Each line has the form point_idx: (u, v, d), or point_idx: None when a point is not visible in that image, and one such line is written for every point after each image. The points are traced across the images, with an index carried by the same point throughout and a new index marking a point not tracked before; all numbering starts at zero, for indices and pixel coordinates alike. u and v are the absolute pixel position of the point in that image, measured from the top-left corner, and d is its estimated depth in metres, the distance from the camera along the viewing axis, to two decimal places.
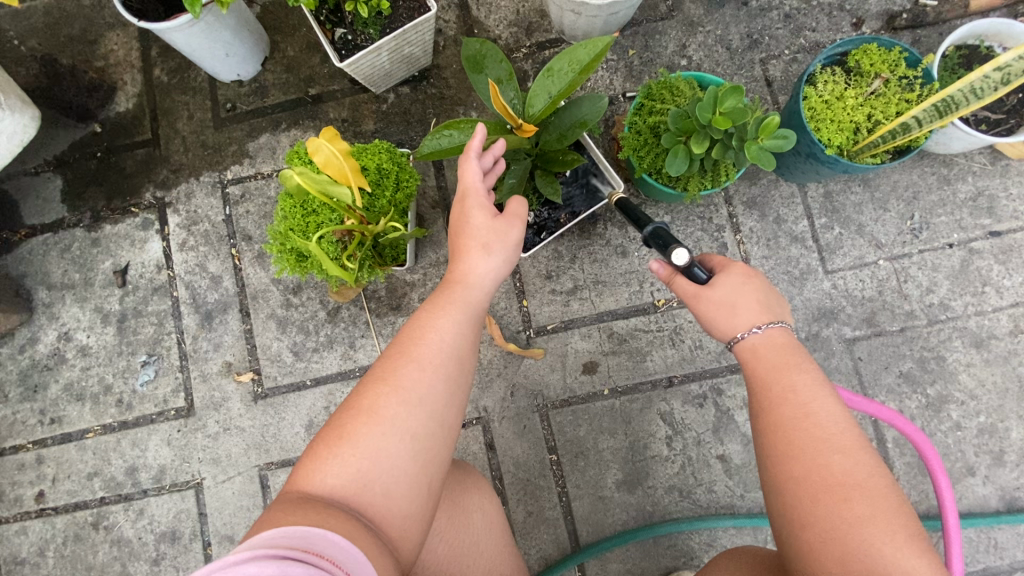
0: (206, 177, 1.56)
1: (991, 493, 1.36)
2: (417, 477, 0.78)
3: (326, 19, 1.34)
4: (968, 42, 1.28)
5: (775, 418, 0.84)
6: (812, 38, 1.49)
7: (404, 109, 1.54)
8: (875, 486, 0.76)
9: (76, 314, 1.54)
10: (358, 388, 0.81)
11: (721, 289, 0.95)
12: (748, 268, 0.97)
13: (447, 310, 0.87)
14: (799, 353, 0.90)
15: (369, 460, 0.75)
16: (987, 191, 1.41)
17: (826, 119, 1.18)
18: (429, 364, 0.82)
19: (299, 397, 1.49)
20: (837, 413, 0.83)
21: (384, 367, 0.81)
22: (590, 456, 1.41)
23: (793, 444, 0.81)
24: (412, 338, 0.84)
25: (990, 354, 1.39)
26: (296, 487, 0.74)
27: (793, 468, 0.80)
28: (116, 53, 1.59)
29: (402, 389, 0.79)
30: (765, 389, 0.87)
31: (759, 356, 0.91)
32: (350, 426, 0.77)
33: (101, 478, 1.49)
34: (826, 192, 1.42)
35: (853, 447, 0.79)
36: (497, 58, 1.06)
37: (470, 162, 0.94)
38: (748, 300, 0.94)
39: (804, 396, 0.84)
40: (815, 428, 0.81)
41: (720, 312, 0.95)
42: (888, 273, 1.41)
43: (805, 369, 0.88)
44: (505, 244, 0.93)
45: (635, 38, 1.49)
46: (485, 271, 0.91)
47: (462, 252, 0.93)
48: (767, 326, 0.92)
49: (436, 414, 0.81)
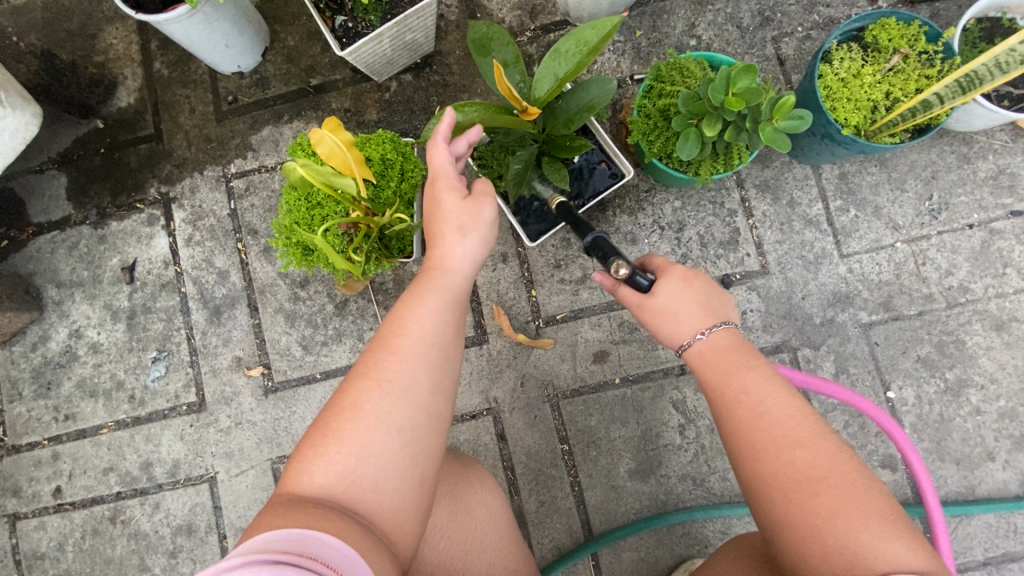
0: (210, 171, 1.55)
1: (1011, 478, 1.33)
2: (408, 470, 0.77)
3: (326, 6, 1.31)
4: (990, 14, 1.23)
5: (735, 422, 0.83)
6: (826, 13, 1.44)
7: (407, 98, 1.52)
8: (840, 475, 0.75)
9: (86, 311, 1.55)
10: (341, 386, 0.80)
11: (662, 298, 0.94)
12: (688, 270, 0.95)
13: (426, 300, 0.86)
14: (747, 350, 0.90)
15: (354, 457, 0.75)
16: (1009, 169, 1.36)
17: (842, 98, 1.14)
18: (411, 354, 0.81)
19: (309, 390, 1.49)
20: (789, 409, 0.81)
21: (367, 363, 0.80)
22: (601, 445, 1.40)
23: (753, 445, 0.80)
24: (392, 330, 0.83)
25: (1010, 337, 1.35)
26: (286, 490, 0.74)
27: (761, 467, 0.79)
28: (116, 47, 1.57)
29: (384, 382, 0.78)
30: (719, 397, 0.86)
31: (705, 359, 0.91)
32: (335, 425, 0.76)
33: (117, 473, 1.51)
34: (841, 174, 1.39)
35: (810, 439, 0.78)
36: (504, 40, 1.02)
37: (438, 145, 0.90)
38: (688, 306, 0.93)
39: (755, 395, 0.83)
40: (773, 426, 0.80)
41: (665, 321, 0.94)
42: (906, 255, 1.37)
43: (750, 365, 0.87)
44: (481, 223, 0.90)
45: (642, 19, 1.45)
46: (463, 255, 0.90)
47: (438, 238, 0.91)
48: (710, 330, 0.91)
49: (421, 404, 0.79)
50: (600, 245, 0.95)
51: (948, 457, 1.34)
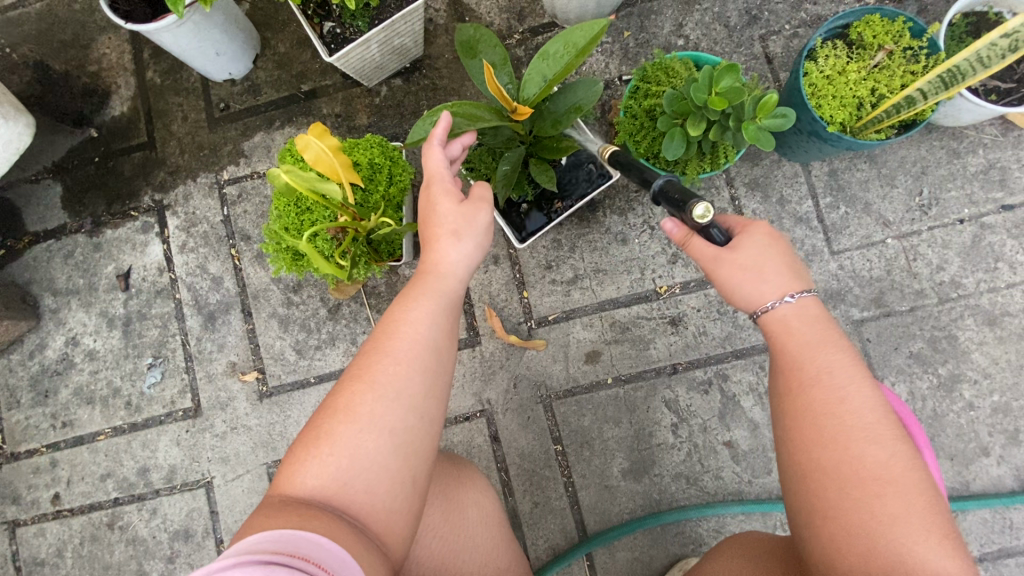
0: (203, 178, 1.56)
1: (1006, 474, 1.33)
2: (400, 472, 0.78)
3: (314, 13, 1.32)
4: (976, 9, 1.23)
5: (810, 401, 0.82)
6: (814, 11, 1.44)
7: (397, 102, 1.52)
8: (908, 481, 0.75)
9: (82, 319, 1.56)
10: (335, 388, 0.81)
11: (744, 254, 0.89)
12: (771, 229, 0.91)
13: (420, 302, 0.86)
14: (832, 329, 0.87)
15: (347, 459, 0.75)
16: (999, 163, 1.36)
17: (827, 95, 1.14)
18: (404, 356, 0.82)
19: (304, 394, 1.50)
20: (870, 402, 0.80)
21: (359, 365, 0.81)
22: (595, 445, 1.40)
23: (823, 433, 0.79)
24: (386, 332, 0.84)
25: (1003, 332, 1.35)
26: (279, 491, 0.75)
27: (821, 457, 0.79)
28: (109, 56, 1.58)
29: (378, 385, 0.79)
30: (794, 373, 0.85)
31: (790, 329, 0.87)
32: (327, 426, 0.77)
33: (114, 479, 1.52)
34: (831, 171, 1.39)
35: (886, 437, 0.77)
36: (491, 43, 1.03)
37: (432, 148, 0.93)
38: (775, 266, 0.89)
39: (838, 382, 0.82)
40: (849, 415, 0.79)
41: (745, 278, 0.88)
42: (896, 251, 1.37)
43: (837, 346, 0.85)
44: (475, 228, 0.92)
45: (630, 19, 1.46)
46: (457, 259, 0.91)
47: (433, 241, 0.92)
48: (800, 295, 0.88)
49: (414, 406, 0.80)
50: (672, 194, 0.89)
51: (942, 453, 1.34)
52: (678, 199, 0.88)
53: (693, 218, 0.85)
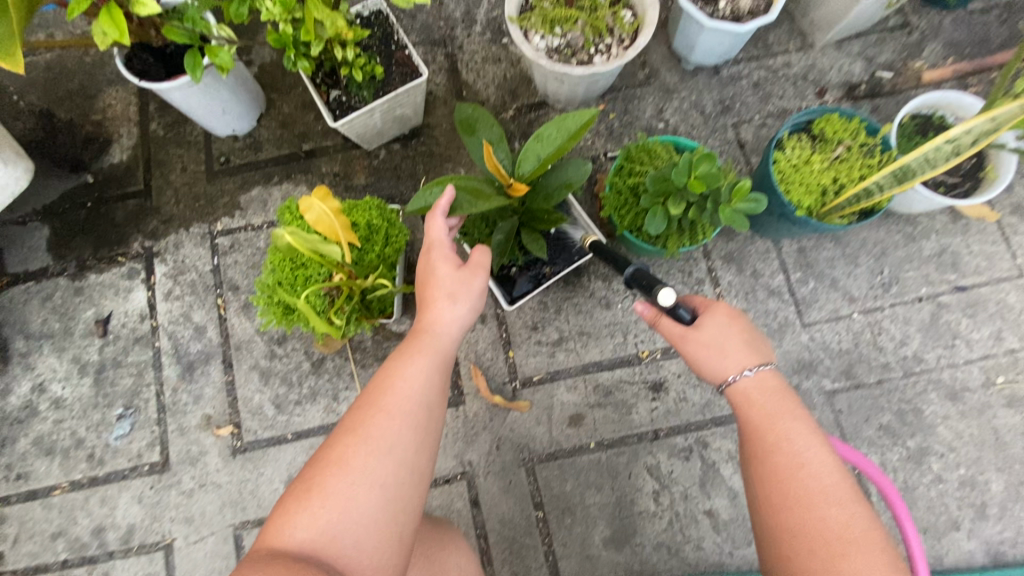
0: (196, 228, 1.57)
1: (977, 548, 1.35)
2: (388, 527, 0.77)
3: (322, 81, 1.39)
4: (922, 112, 1.38)
5: (770, 467, 0.85)
6: (780, 104, 1.59)
7: (395, 165, 1.60)
8: (870, 541, 0.77)
9: (53, 364, 1.51)
10: (328, 440, 0.81)
11: (706, 330, 0.94)
12: (731, 308, 0.97)
13: (415, 359, 0.89)
14: (790, 399, 0.92)
15: (338, 512, 0.75)
16: (950, 248, 1.48)
17: (795, 182, 1.25)
18: (399, 412, 0.83)
19: (279, 450, 1.46)
20: (828, 465, 0.84)
21: (354, 419, 0.82)
22: (576, 512, 1.39)
23: (788, 495, 0.82)
24: (381, 387, 0.85)
25: (965, 406, 1.41)
26: (265, 545, 0.73)
27: (788, 519, 0.81)
28: (114, 107, 1.63)
29: (371, 438, 0.80)
30: (758, 440, 0.88)
31: (751, 400, 0.91)
32: (320, 478, 0.77)
33: (66, 538, 1.42)
34: (800, 248, 1.48)
35: (845, 498, 0.81)
36: (488, 122, 1.11)
37: (436, 218, 0.97)
38: (735, 341, 0.94)
39: (798, 446, 0.86)
40: (809, 478, 0.83)
41: (709, 354, 0.94)
42: (862, 325, 1.45)
43: (796, 414, 0.89)
44: (472, 291, 0.95)
45: (615, 103, 1.58)
46: (454, 320, 0.93)
47: (429, 301, 0.95)
48: (758, 368, 0.92)
49: (406, 461, 0.81)
50: (642, 277, 1.00)
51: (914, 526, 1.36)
52: (646, 284, 0.98)
53: (659, 302, 0.92)
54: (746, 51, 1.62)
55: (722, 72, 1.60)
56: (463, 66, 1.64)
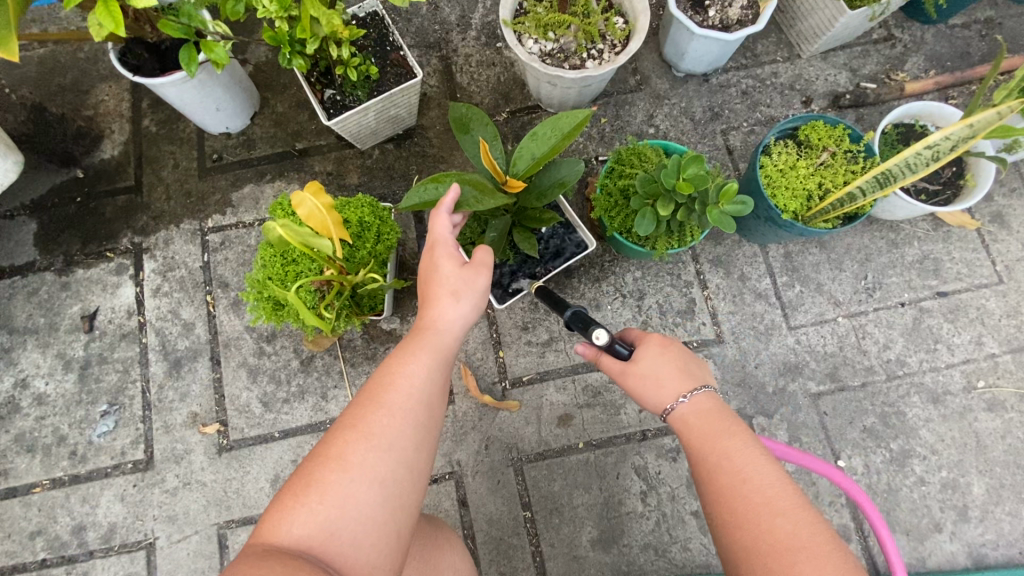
0: (187, 225, 1.57)
1: (959, 550, 1.37)
2: (386, 525, 0.78)
3: (316, 80, 1.40)
4: (905, 121, 1.41)
5: (715, 487, 0.85)
6: (767, 113, 1.63)
7: (388, 165, 1.61)
8: (821, 546, 0.76)
9: (37, 360, 1.49)
10: (327, 435, 0.81)
11: (643, 364, 0.98)
12: (664, 337, 1.00)
13: (417, 356, 0.89)
14: (726, 417, 0.92)
15: (337, 508, 0.75)
16: (932, 255, 1.52)
17: (781, 186, 1.27)
18: (400, 409, 0.83)
19: (266, 449, 1.44)
20: (768, 476, 0.83)
21: (354, 415, 0.82)
22: (564, 512, 1.39)
23: (737, 510, 0.81)
24: (382, 384, 0.86)
25: (946, 410, 1.44)
26: (261, 541, 0.72)
27: (741, 535, 0.80)
28: (107, 103, 1.63)
29: (372, 435, 0.80)
30: (701, 462, 0.88)
31: (689, 424, 0.93)
32: (319, 474, 0.76)
33: (45, 537, 1.40)
34: (786, 253, 1.51)
35: (788, 506, 0.80)
36: (482, 121, 1.12)
37: (441, 215, 0.98)
38: (668, 370, 0.97)
39: (737, 463, 0.85)
40: (752, 493, 0.82)
41: (646, 386, 0.97)
42: (847, 329, 1.48)
43: (732, 432, 0.89)
44: (475, 291, 0.96)
45: (607, 108, 1.61)
46: (456, 318, 0.94)
47: (433, 299, 0.95)
48: (692, 393, 0.94)
49: (406, 459, 0.81)
50: (581, 318, 1.06)
51: (898, 527, 1.38)
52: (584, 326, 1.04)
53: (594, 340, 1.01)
54: (735, 60, 1.65)
55: (711, 80, 1.64)
56: (457, 69, 1.66)
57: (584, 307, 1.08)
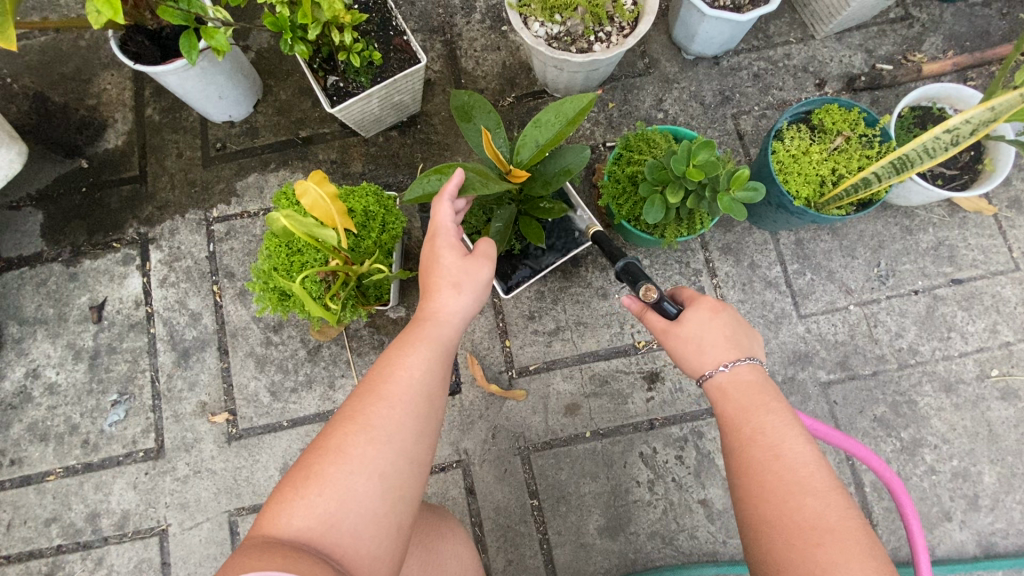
0: (192, 215, 1.56)
1: (969, 539, 1.36)
2: (386, 515, 0.78)
3: (319, 67, 1.37)
4: (922, 104, 1.37)
5: (746, 460, 0.84)
6: (779, 96, 1.59)
7: (393, 153, 1.59)
8: (847, 530, 0.75)
9: (47, 350, 1.51)
10: (326, 428, 0.81)
11: (688, 326, 0.95)
12: (716, 302, 0.97)
13: (416, 348, 0.89)
14: (768, 392, 0.91)
15: (337, 501, 0.75)
16: (947, 242, 1.48)
17: (794, 172, 1.24)
18: (398, 400, 0.83)
19: (275, 438, 1.45)
20: (806, 456, 0.82)
21: (353, 407, 0.82)
22: (571, 501, 1.39)
23: (764, 487, 0.81)
24: (381, 376, 0.85)
25: (959, 399, 1.42)
26: (261, 532, 0.72)
27: (764, 510, 0.80)
28: (109, 92, 1.61)
29: (371, 427, 0.80)
30: (736, 434, 0.87)
31: (726, 395, 0.91)
32: (317, 466, 0.76)
33: (60, 524, 1.42)
34: (797, 240, 1.48)
35: (821, 488, 0.79)
36: (485, 109, 1.10)
37: (442, 203, 0.95)
38: (714, 336, 0.94)
39: (772, 438, 0.85)
40: (785, 470, 0.81)
41: (689, 350, 0.95)
42: (858, 317, 1.46)
43: (772, 407, 0.88)
44: (476, 282, 0.95)
45: (614, 92, 1.58)
46: (456, 310, 0.94)
47: (433, 291, 0.94)
48: (733, 363, 0.92)
49: (405, 450, 0.81)
50: (631, 271, 1.04)
51: None
52: (631, 279, 1.03)
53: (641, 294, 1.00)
54: (746, 42, 1.61)
55: (722, 62, 1.60)
56: (462, 54, 1.63)
57: (638, 260, 1.05)
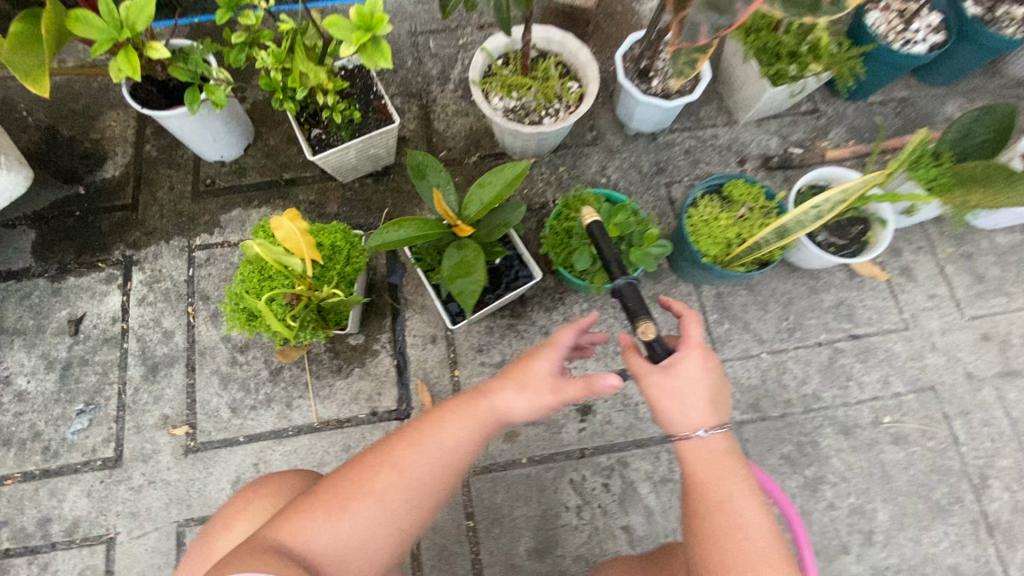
0: (176, 241, 1.71)
1: (864, 572, 1.49)
2: (386, 546, 0.94)
3: (305, 121, 1.58)
4: (819, 182, 1.61)
5: (710, 526, 0.93)
6: (706, 169, 1.84)
7: (366, 197, 1.78)
8: None
9: (21, 359, 1.60)
10: (354, 464, 0.96)
11: (676, 378, 0.99)
12: (706, 357, 1.00)
13: (453, 417, 1.01)
14: (739, 462, 0.98)
15: (347, 527, 0.90)
16: (846, 301, 1.70)
17: (705, 235, 1.45)
18: (422, 460, 0.97)
19: (230, 452, 1.54)
20: (763, 526, 0.92)
21: (381, 453, 0.97)
22: (505, 523, 1.49)
23: (725, 552, 0.91)
24: (413, 434, 0.99)
25: (856, 441, 1.59)
26: (276, 535, 0.88)
27: (721, 570, 0.91)
28: (114, 128, 1.80)
29: (391, 475, 0.94)
30: (705, 498, 0.96)
31: (699, 458, 0.98)
32: (339, 495, 0.92)
33: (10, 528, 1.47)
34: (717, 293, 1.68)
35: (774, 559, 0.89)
36: (437, 169, 1.30)
37: (571, 328, 1.05)
38: (697, 396, 0.99)
39: (738, 508, 0.93)
40: (744, 539, 0.91)
41: (670, 402, 0.99)
42: (769, 364, 1.64)
43: (740, 477, 0.96)
44: (544, 374, 1.02)
45: (565, 158, 1.81)
46: (512, 399, 1.02)
47: (509, 374, 1.05)
48: (712, 430, 0.97)
49: (415, 500, 0.95)
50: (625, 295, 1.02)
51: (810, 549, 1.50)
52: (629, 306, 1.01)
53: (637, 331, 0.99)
54: (680, 122, 1.88)
55: (658, 138, 1.86)
56: (435, 116, 1.86)
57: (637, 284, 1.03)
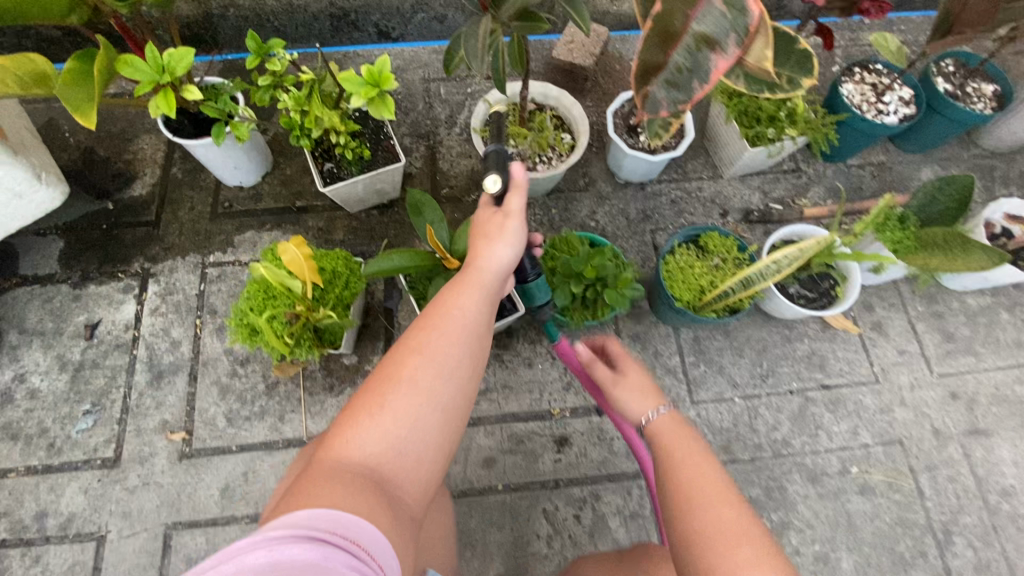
0: (191, 258, 1.84)
1: None
2: (424, 447, 0.90)
3: (319, 155, 1.72)
4: (793, 237, 1.72)
5: (677, 480, 0.99)
6: (691, 219, 1.95)
7: (370, 227, 1.91)
8: (752, 534, 0.90)
9: (37, 358, 1.71)
10: (383, 362, 0.93)
11: (631, 378, 1.20)
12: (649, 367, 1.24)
13: (468, 290, 1.02)
14: (685, 425, 1.10)
15: (397, 427, 0.88)
16: (819, 352, 1.78)
17: (680, 281, 1.56)
18: (452, 331, 0.96)
19: (222, 460, 1.63)
20: (719, 474, 0.99)
21: (417, 338, 0.94)
22: (477, 547, 1.55)
23: (693, 494, 0.96)
24: (440, 311, 0.98)
25: (823, 489, 1.63)
26: (335, 457, 0.85)
27: (692, 517, 0.94)
28: (145, 151, 1.96)
29: (427, 354, 0.93)
30: (669, 463, 1.03)
31: (661, 431, 1.09)
32: (386, 396, 0.88)
33: (9, 519, 1.55)
34: (695, 337, 1.77)
35: (733, 496, 0.95)
36: (433, 207, 1.42)
37: (518, 193, 1.14)
38: (651, 391, 1.18)
39: (696, 456, 1.02)
40: (707, 481, 0.97)
41: (632, 396, 1.17)
42: (741, 408, 1.71)
43: (691, 437, 1.07)
44: (511, 235, 1.09)
45: (558, 201, 1.94)
46: (497, 258, 1.06)
47: (479, 246, 1.08)
48: (668, 408, 1.13)
49: (453, 378, 0.94)
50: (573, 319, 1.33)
51: None
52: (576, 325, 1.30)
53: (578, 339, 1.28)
54: (668, 174, 2.00)
55: (647, 188, 1.98)
56: (440, 156, 2.01)
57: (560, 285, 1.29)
